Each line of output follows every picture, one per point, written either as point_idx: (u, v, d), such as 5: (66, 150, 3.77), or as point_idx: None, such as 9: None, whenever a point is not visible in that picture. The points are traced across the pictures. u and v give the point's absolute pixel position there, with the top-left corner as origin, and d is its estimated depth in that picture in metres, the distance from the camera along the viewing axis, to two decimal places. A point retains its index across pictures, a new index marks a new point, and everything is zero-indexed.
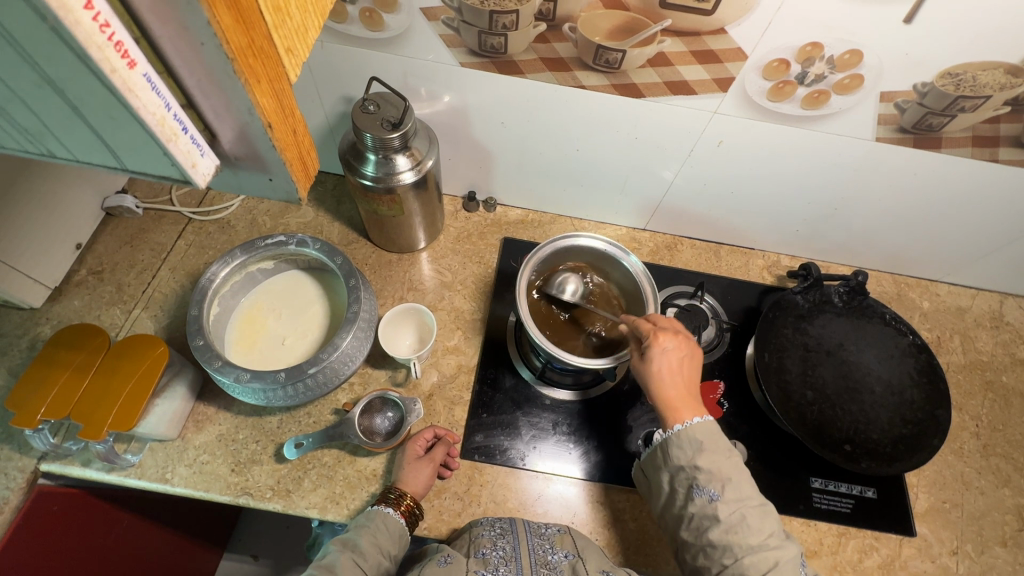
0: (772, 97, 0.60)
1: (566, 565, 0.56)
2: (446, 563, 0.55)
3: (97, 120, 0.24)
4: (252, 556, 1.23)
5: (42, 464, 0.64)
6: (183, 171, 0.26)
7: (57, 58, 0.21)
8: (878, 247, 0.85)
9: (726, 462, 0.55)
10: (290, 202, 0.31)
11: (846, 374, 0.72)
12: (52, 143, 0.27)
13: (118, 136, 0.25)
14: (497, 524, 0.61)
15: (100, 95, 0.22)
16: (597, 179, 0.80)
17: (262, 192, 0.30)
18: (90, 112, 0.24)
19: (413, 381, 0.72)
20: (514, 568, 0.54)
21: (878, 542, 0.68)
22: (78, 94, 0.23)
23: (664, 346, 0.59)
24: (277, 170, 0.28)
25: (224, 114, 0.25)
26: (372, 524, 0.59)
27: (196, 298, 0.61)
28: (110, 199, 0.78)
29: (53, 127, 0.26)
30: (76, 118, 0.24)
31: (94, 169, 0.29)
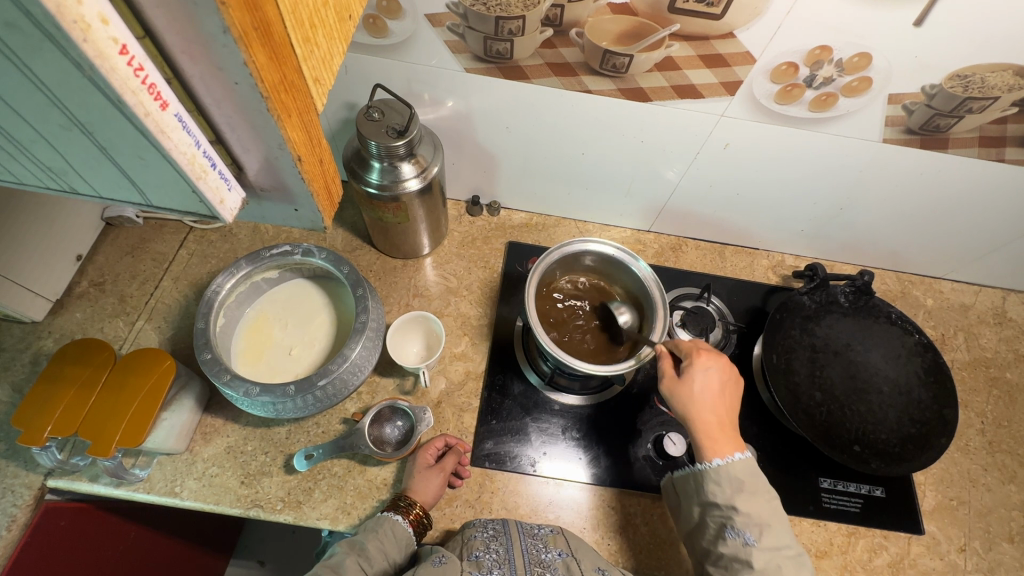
0: (779, 100, 0.60)
1: (560, 564, 0.56)
2: (441, 563, 0.54)
3: (125, 162, 0.24)
4: (259, 562, 1.23)
5: (48, 480, 0.63)
6: (211, 207, 0.26)
7: (91, 106, 0.21)
8: (882, 245, 0.85)
9: (766, 506, 0.55)
10: (313, 229, 0.31)
11: (854, 374, 0.72)
12: (74, 180, 0.27)
13: (147, 176, 0.25)
14: (490, 525, 0.61)
15: (131, 137, 0.22)
16: (601, 181, 0.80)
17: (286, 220, 0.30)
18: (118, 155, 0.24)
19: (421, 389, 0.72)
20: (508, 569, 0.55)
21: (888, 540, 0.69)
22: (109, 137, 0.22)
23: (705, 370, 0.61)
24: (303, 201, 0.28)
25: (252, 146, 0.25)
26: (381, 530, 0.59)
27: (202, 310, 0.60)
28: (110, 209, 0.77)
29: (78, 168, 0.25)
30: (104, 159, 0.24)
31: (117, 204, 0.29)
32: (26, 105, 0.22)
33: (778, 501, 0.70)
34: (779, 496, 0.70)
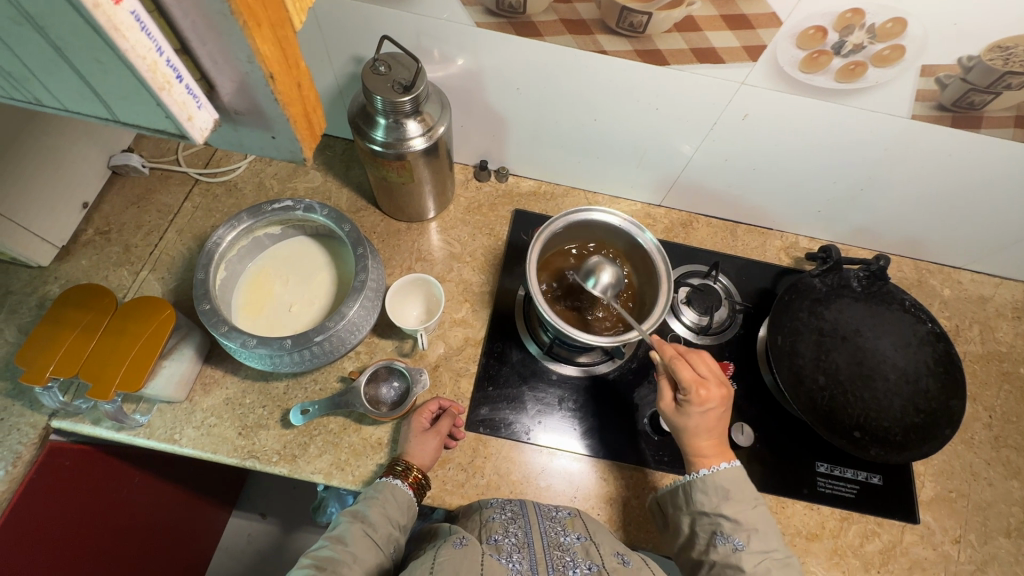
0: (805, 69, 0.57)
1: (579, 547, 0.56)
2: (462, 545, 0.54)
3: (82, 65, 0.23)
4: (261, 514, 1.27)
5: (53, 420, 0.64)
6: (179, 123, 0.26)
7: None
8: (902, 231, 0.82)
9: (752, 512, 0.57)
10: (294, 160, 0.31)
11: (860, 360, 0.70)
12: (39, 88, 0.26)
13: (108, 84, 0.24)
14: (508, 506, 0.61)
15: (83, 34, 0.21)
16: (613, 151, 0.77)
17: (264, 148, 0.30)
18: (76, 57, 0.23)
19: (419, 352, 0.72)
20: (528, 556, 0.55)
21: (881, 527, 0.68)
22: (60, 30, 0.22)
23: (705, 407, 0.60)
24: (280, 127, 0.28)
25: (224, 62, 0.24)
26: (381, 496, 0.59)
27: (202, 261, 0.60)
28: (117, 157, 0.77)
29: (39, 72, 0.25)
30: (59, 60, 0.23)
31: (83, 118, 0.28)
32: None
33: (771, 483, 0.69)
34: (773, 477, 0.69)
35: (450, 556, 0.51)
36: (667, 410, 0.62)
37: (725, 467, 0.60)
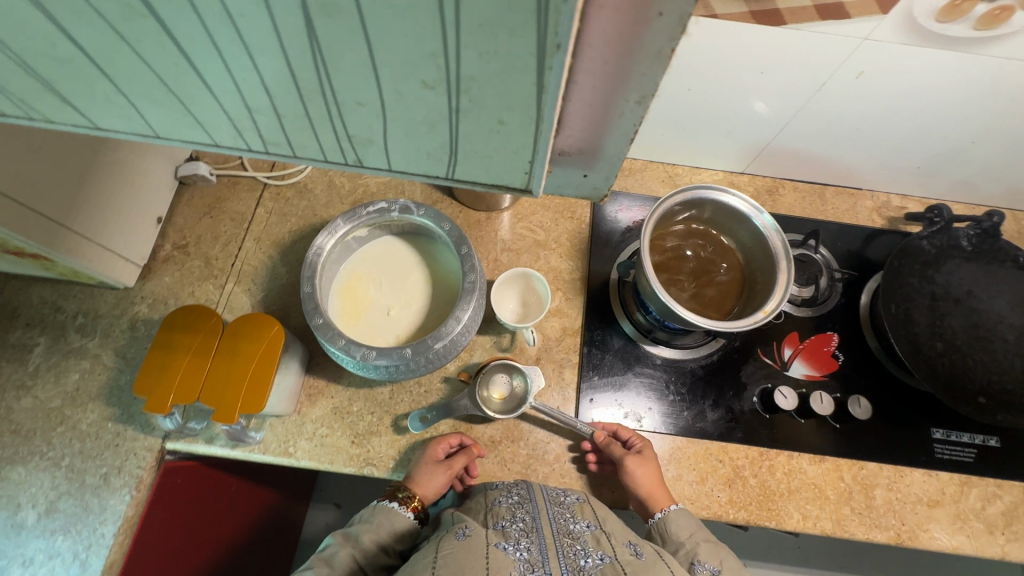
0: (941, 18, 0.52)
1: (590, 536, 0.54)
2: (466, 535, 0.54)
3: (469, 124, 0.24)
4: (335, 504, 1.29)
5: (167, 442, 0.64)
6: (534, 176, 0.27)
7: (497, 61, 0.20)
8: (1007, 184, 0.78)
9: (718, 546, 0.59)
10: (589, 198, 0.31)
11: (977, 323, 0.68)
12: (376, 149, 0.26)
13: (483, 137, 0.24)
14: (515, 489, 0.60)
15: (514, 94, 0.22)
16: (702, 121, 0.73)
17: (563, 187, 0.30)
18: (468, 117, 0.23)
19: (519, 346, 0.70)
20: (536, 540, 0.53)
21: (1002, 489, 0.68)
22: (485, 92, 0.22)
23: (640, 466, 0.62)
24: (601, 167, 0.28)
25: (602, 102, 0.23)
26: (375, 519, 0.61)
27: (307, 274, 0.58)
28: (184, 167, 0.74)
29: (395, 134, 0.25)
30: (446, 120, 0.23)
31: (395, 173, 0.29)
32: (404, 61, 0.20)
33: (887, 452, 0.68)
34: (888, 447, 0.69)
35: (453, 548, 0.52)
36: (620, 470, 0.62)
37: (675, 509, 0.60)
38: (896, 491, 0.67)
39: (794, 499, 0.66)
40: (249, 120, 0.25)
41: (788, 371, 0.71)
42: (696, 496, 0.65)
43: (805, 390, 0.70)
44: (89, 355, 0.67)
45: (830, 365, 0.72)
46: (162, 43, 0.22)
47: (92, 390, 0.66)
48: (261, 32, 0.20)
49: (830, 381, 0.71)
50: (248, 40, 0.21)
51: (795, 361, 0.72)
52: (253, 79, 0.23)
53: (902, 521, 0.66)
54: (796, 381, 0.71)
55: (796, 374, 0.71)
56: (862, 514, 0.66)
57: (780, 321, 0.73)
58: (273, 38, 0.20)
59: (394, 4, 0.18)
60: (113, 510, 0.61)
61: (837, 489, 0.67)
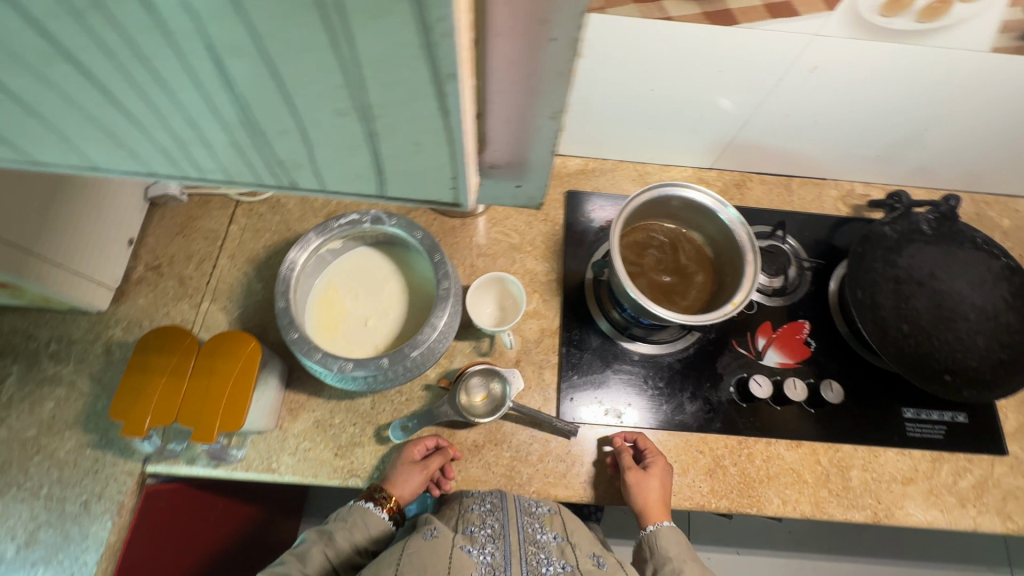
0: (885, 12, 0.54)
1: (554, 547, 0.57)
2: (433, 536, 0.57)
3: (390, 146, 0.24)
4: (327, 518, 1.28)
5: (148, 465, 0.64)
6: (462, 191, 0.28)
7: (403, 87, 0.21)
8: (963, 167, 0.81)
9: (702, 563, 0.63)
10: (527, 208, 0.32)
11: (940, 303, 0.70)
12: (306, 173, 0.27)
13: (407, 157, 0.25)
14: (488, 497, 0.61)
15: (426, 117, 0.22)
16: (667, 120, 0.75)
17: (499, 198, 0.31)
18: (389, 140, 0.24)
19: (498, 350, 0.71)
20: (501, 546, 0.56)
21: (972, 463, 0.70)
22: (396, 116, 0.22)
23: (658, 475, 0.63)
24: (530, 177, 0.29)
25: (518, 117, 0.25)
26: (349, 518, 0.63)
27: (281, 289, 0.58)
28: (154, 187, 0.74)
29: (323, 158, 0.25)
30: (365, 144, 0.24)
31: (330, 195, 0.29)
32: (312, 90, 0.21)
33: (862, 433, 0.70)
34: (862, 428, 0.71)
35: (419, 548, 0.55)
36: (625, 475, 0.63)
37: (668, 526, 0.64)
38: (871, 471, 0.69)
39: (773, 484, 0.67)
40: (176, 151, 0.26)
41: (763, 360, 0.73)
42: (679, 488, 0.66)
43: (780, 378, 0.72)
44: (64, 382, 0.67)
45: (803, 352, 0.74)
46: (75, 82, 0.22)
47: (68, 418, 0.65)
48: (171, 66, 0.20)
49: (803, 367, 0.73)
50: (160, 76, 0.21)
51: (769, 349, 0.74)
52: (174, 113, 0.23)
53: (878, 500, 0.68)
54: (771, 369, 0.72)
55: (771, 362, 0.73)
56: (840, 495, 0.67)
57: (753, 311, 0.75)
58: (183, 74, 0.21)
59: (294, 37, 0.19)
60: (95, 537, 0.60)
61: (814, 473, 0.68)
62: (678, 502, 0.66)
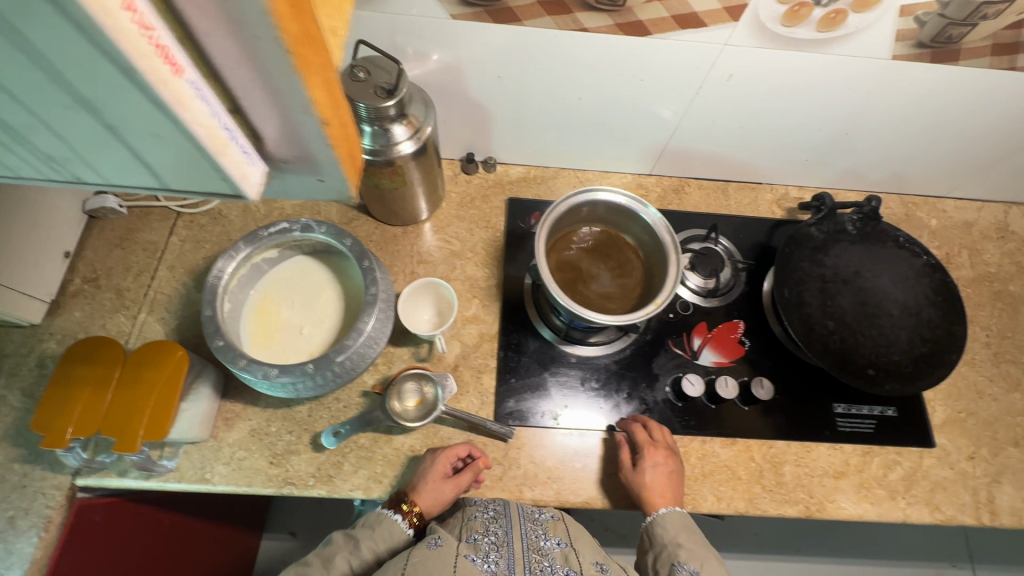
0: (785, 23, 0.57)
1: (558, 553, 0.57)
2: (437, 545, 0.56)
3: (135, 140, 0.25)
4: (291, 533, 1.27)
5: (77, 479, 0.63)
6: (237, 183, 0.28)
7: (102, 86, 0.21)
8: (887, 169, 0.84)
9: (698, 544, 0.61)
10: (343, 200, 0.34)
11: (864, 301, 0.72)
12: (82, 166, 0.28)
13: (159, 150, 0.25)
14: (491, 505, 0.62)
15: (147, 114, 0.23)
16: (600, 128, 0.77)
17: (307, 190, 0.33)
18: (128, 134, 0.24)
19: (437, 355, 0.72)
20: (506, 554, 0.55)
21: (901, 456, 0.72)
22: (118, 112, 0.23)
23: (653, 466, 0.64)
24: (327, 170, 0.31)
25: (275, 112, 0.26)
26: (376, 525, 0.61)
27: (207, 298, 0.58)
28: (92, 200, 0.74)
29: (82, 151, 0.26)
30: (107, 137, 0.25)
31: (120, 186, 0.30)
32: (21, 88, 0.21)
33: (794, 429, 0.72)
34: (795, 425, 0.72)
35: (422, 556, 0.54)
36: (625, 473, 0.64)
37: (670, 513, 0.62)
38: (803, 466, 0.70)
39: (708, 482, 0.69)
40: None
41: (699, 359, 0.74)
42: (616, 487, 0.67)
43: (714, 377, 0.73)
44: None
45: (737, 351, 0.75)
46: None
47: None
48: None
49: (738, 366, 0.75)
50: None
51: (705, 349, 0.75)
52: None
53: (811, 494, 0.69)
54: (706, 368, 0.74)
55: (706, 361, 0.75)
56: (773, 491, 0.69)
57: (688, 312, 0.77)
58: None
59: None
60: (19, 553, 0.59)
61: (749, 469, 0.70)
62: (614, 501, 0.66)
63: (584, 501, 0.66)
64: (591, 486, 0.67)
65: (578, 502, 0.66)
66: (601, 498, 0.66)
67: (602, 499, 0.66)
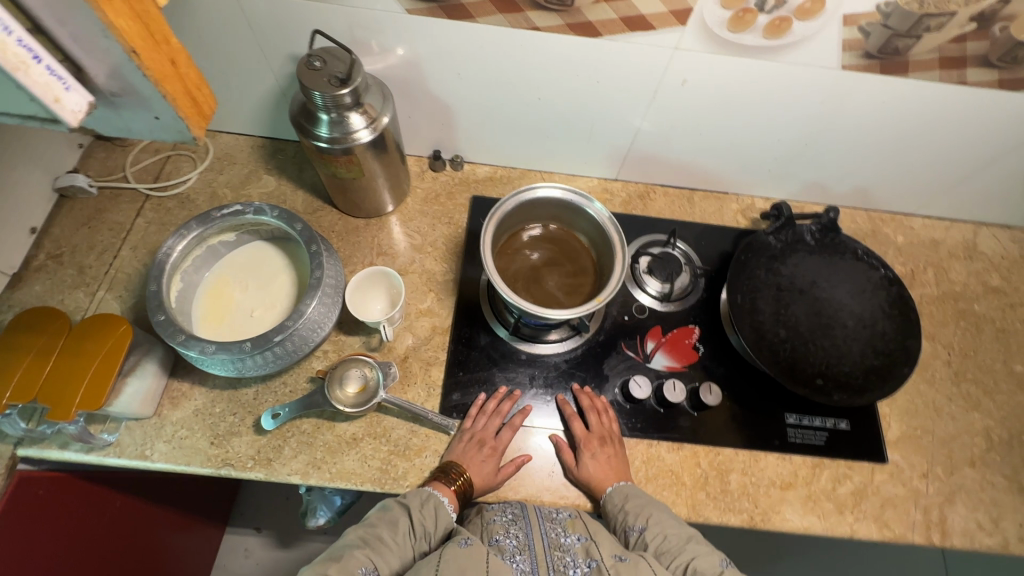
0: (732, 28, 0.58)
1: (579, 548, 0.59)
2: (468, 544, 0.57)
3: None
4: (255, 528, 1.26)
5: (18, 449, 0.63)
6: (48, 106, 0.30)
7: None
8: (851, 183, 0.84)
9: (644, 502, 0.62)
10: (184, 139, 0.38)
11: (819, 311, 0.72)
12: None
13: None
14: (509, 508, 0.63)
15: None
16: (562, 130, 0.78)
17: (146, 125, 0.36)
18: None
19: (387, 345, 0.72)
20: (529, 559, 0.58)
21: (852, 470, 0.71)
22: None
23: (590, 458, 0.65)
24: (157, 102, 0.35)
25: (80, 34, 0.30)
26: (427, 500, 0.60)
27: (154, 273, 0.59)
28: (62, 179, 0.76)
29: None
30: None
31: None
32: None
33: (743, 437, 0.71)
34: (744, 432, 0.71)
35: (455, 555, 0.55)
36: (569, 470, 0.66)
37: (620, 492, 0.63)
38: (750, 475, 0.69)
39: (651, 485, 0.68)
40: None
41: (650, 363, 0.74)
42: (556, 486, 0.67)
43: (665, 381, 0.73)
44: None
45: (690, 356, 0.75)
46: None
47: None
48: None
49: (690, 371, 0.74)
50: None
51: (658, 353, 0.75)
52: None
53: (755, 504, 0.67)
54: (657, 372, 0.74)
55: (659, 365, 0.74)
56: (717, 498, 0.67)
57: (643, 316, 0.77)
58: None
59: None
60: None
61: (693, 475, 0.68)
62: (553, 500, 0.66)
63: (522, 498, 0.66)
64: (531, 483, 0.67)
65: (516, 498, 0.66)
66: (539, 496, 0.66)
67: (540, 496, 0.66)
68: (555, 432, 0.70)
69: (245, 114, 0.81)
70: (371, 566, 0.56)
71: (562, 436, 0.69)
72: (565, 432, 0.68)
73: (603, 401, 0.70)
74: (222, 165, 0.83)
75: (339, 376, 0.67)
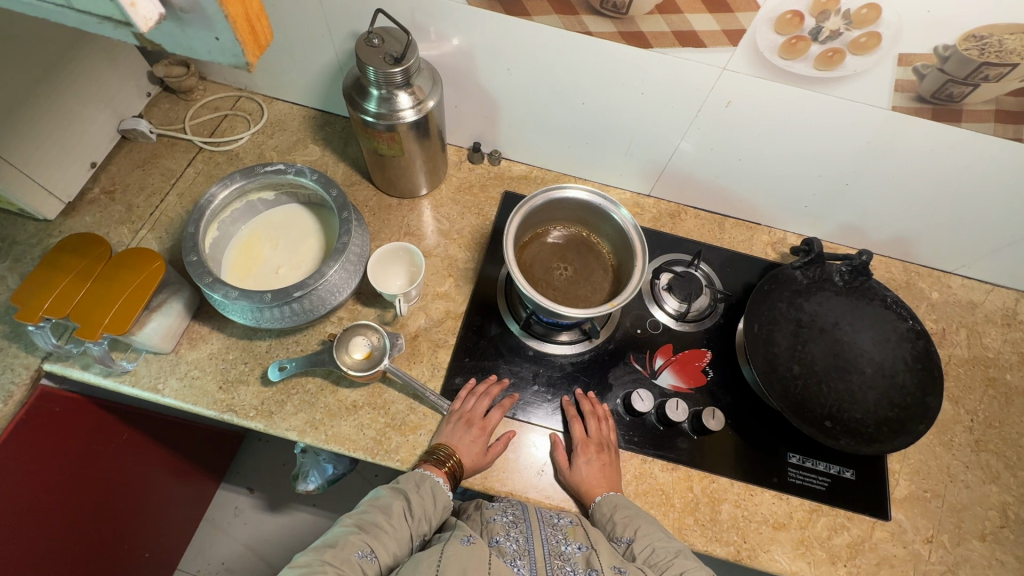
0: (784, 54, 0.58)
1: (580, 558, 0.55)
2: (470, 541, 0.54)
3: None
4: (248, 488, 1.28)
5: (45, 363, 0.67)
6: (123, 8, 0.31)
7: None
8: (890, 231, 0.82)
9: (635, 514, 0.61)
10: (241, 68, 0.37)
11: (837, 353, 0.70)
12: None
13: None
14: (510, 509, 0.61)
15: None
16: (602, 138, 0.79)
17: (209, 51, 0.35)
18: None
19: (400, 321, 0.74)
20: (529, 564, 0.55)
21: (851, 521, 0.68)
22: None
23: (585, 462, 0.65)
24: (220, 26, 0.34)
25: None
26: (421, 486, 0.60)
27: (194, 216, 0.63)
28: (126, 122, 0.81)
29: None
30: None
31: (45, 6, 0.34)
32: None
33: (740, 468, 0.69)
34: (741, 464, 0.70)
35: (457, 553, 0.53)
36: (563, 472, 0.66)
37: (607, 500, 0.62)
38: (742, 509, 0.67)
39: (640, 500, 0.67)
40: None
41: (657, 379, 0.74)
42: (542, 485, 0.66)
43: (668, 399, 0.72)
44: None
45: (698, 379, 0.74)
46: None
47: None
48: None
49: (695, 394, 0.73)
50: None
51: (665, 370, 0.74)
52: None
53: (743, 539, 0.66)
54: (662, 390, 0.73)
55: (664, 383, 0.74)
56: (704, 526, 0.66)
57: (656, 332, 0.76)
58: None
59: None
60: None
61: (684, 498, 0.67)
62: (537, 498, 0.66)
63: (507, 491, 0.66)
64: (518, 478, 0.66)
65: (501, 490, 0.66)
66: (524, 491, 0.66)
67: (526, 493, 0.66)
68: (556, 431, 0.69)
69: (303, 85, 0.85)
70: (371, 550, 0.55)
71: (561, 436, 0.69)
72: (565, 432, 0.68)
73: (604, 408, 0.70)
74: (273, 130, 0.87)
75: (345, 343, 0.68)
